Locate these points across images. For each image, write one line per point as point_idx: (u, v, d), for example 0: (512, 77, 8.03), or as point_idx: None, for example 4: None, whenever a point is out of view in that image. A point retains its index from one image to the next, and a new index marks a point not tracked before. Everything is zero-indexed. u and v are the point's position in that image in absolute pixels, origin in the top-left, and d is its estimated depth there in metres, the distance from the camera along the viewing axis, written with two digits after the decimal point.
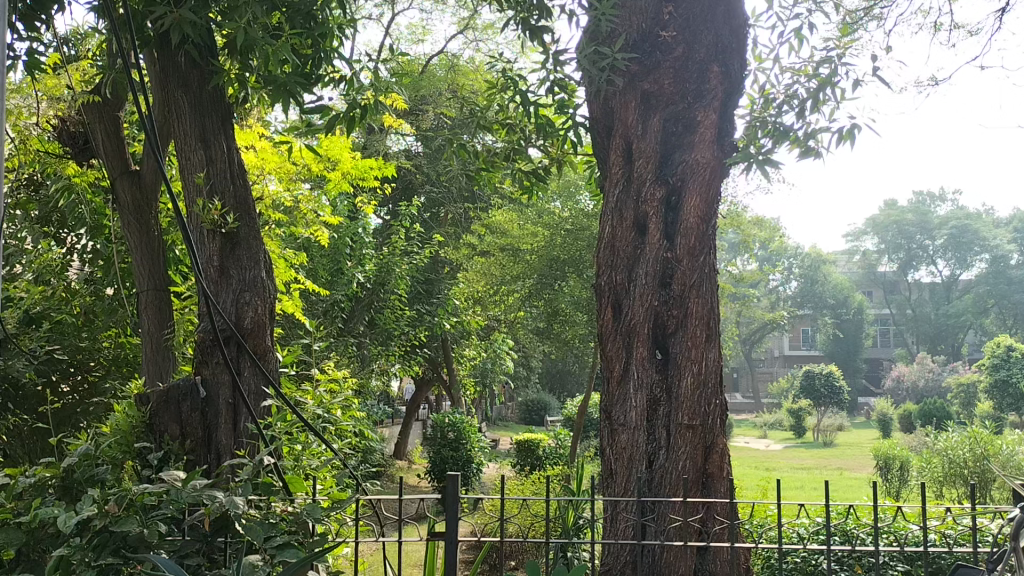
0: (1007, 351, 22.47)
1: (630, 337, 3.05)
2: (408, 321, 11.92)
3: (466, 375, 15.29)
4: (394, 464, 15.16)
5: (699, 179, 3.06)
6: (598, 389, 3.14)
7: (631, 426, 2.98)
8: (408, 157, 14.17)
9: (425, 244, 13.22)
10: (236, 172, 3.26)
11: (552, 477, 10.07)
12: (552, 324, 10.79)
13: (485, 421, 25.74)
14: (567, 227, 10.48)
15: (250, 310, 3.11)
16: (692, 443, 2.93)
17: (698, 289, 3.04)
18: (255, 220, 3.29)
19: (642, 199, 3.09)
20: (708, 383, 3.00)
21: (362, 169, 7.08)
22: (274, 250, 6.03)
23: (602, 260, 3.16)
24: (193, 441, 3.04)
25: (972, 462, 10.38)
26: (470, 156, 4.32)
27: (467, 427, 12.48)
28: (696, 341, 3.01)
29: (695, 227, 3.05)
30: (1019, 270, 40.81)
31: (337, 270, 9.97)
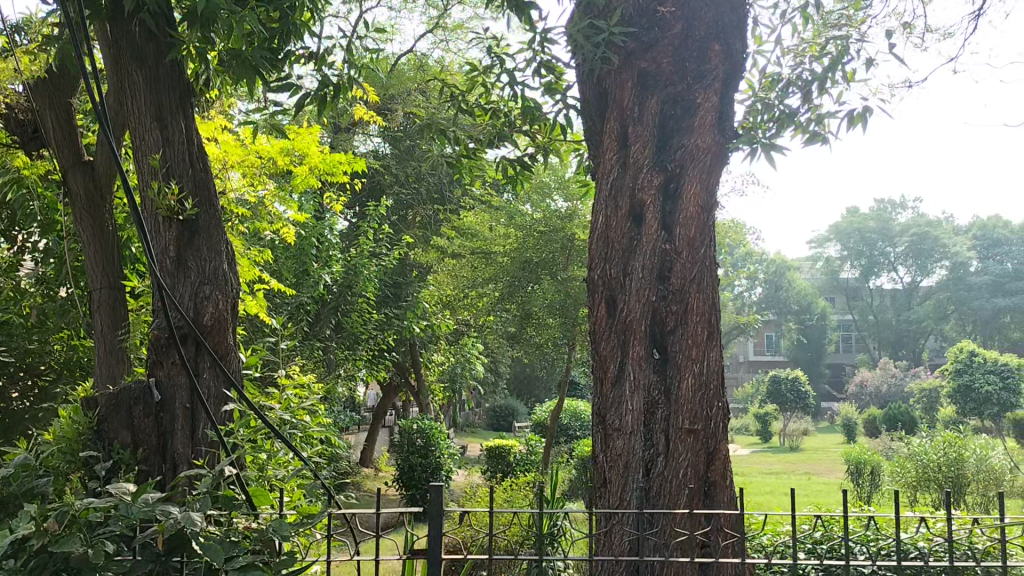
0: (970, 356, 22.71)
1: (625, 334, 2.83)
2: (376, 325, 11.63)
3: (434, 381, 15.01)
4: (361, 471, 14.85)
5: (700, 165, 2.85)
6: (590, 390, 2.92)
7: (627, 431, 2.75)
8: (377, 157, 13.91)
9: (394, 246, 12.94)
10: (195, 156, 2.98)
11: (524, 485, 9.85)
12: (524, 327, 10.58)
13: (453, 426, 25.49)
14: (539, 228, 10.28)
15: (210, 306, 2.83)
16: (693, 449, 2.71)
17: (698, 283, 2.82)
18: (217, 207, 3.01)
19: (639, 186, 2.86)
20: (709, 385, 2.78)
21: (331, 163, 6.80)
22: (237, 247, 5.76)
23: (595, 252, 2.94)
24: (147, 450, 2.77)
25: (945, 467, 10.35)
26: (451, 143, 4.09)
27: (437, 434, 12.22)
28: (696, 338, 2.78)
29: (695, 216, 2.83)
30: (978, 277, 41.43)
31: (303, 271, 9.70)
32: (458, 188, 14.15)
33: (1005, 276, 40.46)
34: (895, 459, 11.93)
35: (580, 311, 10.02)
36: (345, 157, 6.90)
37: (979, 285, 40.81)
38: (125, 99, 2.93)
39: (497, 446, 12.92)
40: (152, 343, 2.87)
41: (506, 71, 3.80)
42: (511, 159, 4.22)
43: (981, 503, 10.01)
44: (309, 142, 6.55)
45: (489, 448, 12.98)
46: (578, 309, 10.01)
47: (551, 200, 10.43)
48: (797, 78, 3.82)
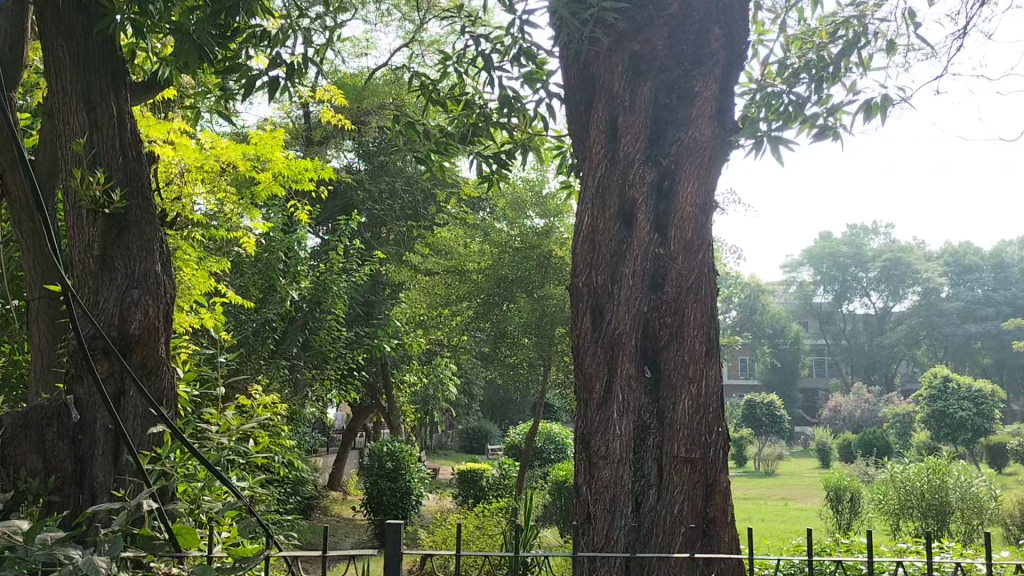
0: (944, 381, 22.70)
1: (613, 350, 2.50)
2: (345, 344, 11.20)
3: (405, 402, 14.59)
4: (329, 494, 14.37)
5: (697, 159, 2.54)
6: (573, 412, 2.58)
7: (614, 461, 2.42)
8: (349, 172, 13.57)
9: (366, 262, 12.57)
10: (127, 142, 2.60)
11: (497, 511, 9.44)
12: (499, 347, 10.21)
13: (426, 448, 25.04)
14: (515, 246, 9.98)
15: (139, 312, 2.46)
16: (690, 481, 2.39)
17: (696, 292, 2.50)
18: (151, 200, 2.64)
19: (629, 182, 2.54)
20: (708, 409, 2.46)
21: (297, 170, 6.38)
22: (191, 257, 5.37)
23: (579, 256, 2.61)
24: (60, 478, 2.38)
25: (930, 495, 10.05)
26: (421, 139, 3.79)
27: (407, 457, 11.81)
28: (694, 355, 2.46)
29: (692, 217, 2.52)
30: (950, 303, 41.67)
31: (269, 286, 9.38)
32: (433, 205, 13.83)
33: (976, 303, 40.82)
34: (877, 487, 11.64)
35: (556, 331, 9.63)
36: (313, 164, 6.49)
37: (950, 310, 41.03)
38: (50, 76, 2.57)
39: (470, 470, 12.51)
40: (70, 356, 2.50)
41: (483, 65, 3.51)
42: (486, 156, 3.92)
43: (965, 534, 9.71)
44: (273, 147, 6.14)
45: (461, 471, 12.58)
46: (554, 329, 9.65)
47: (527, 218, 10.10)
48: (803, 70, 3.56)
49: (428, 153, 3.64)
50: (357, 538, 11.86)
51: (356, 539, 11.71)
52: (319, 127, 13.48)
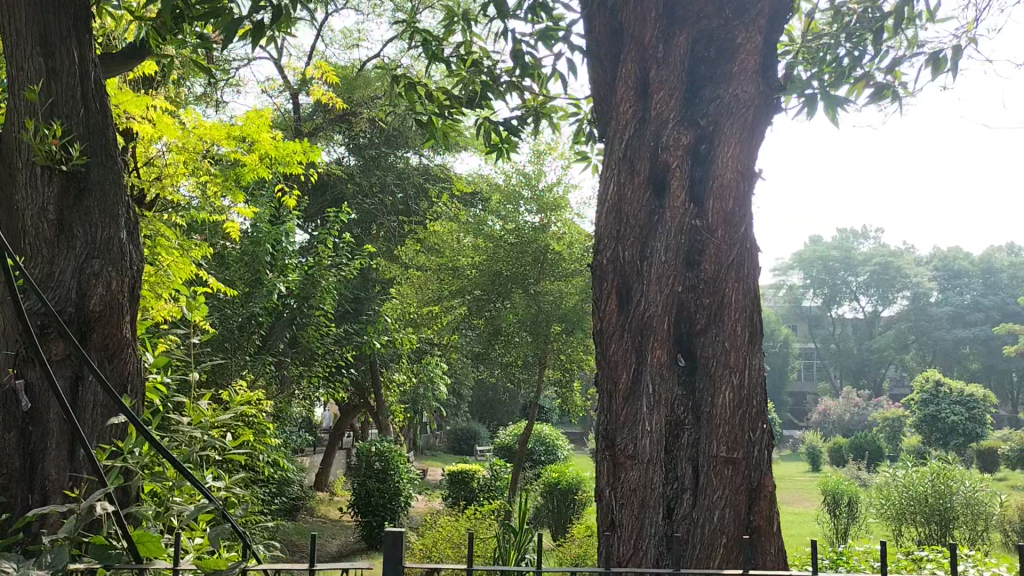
0: (936, 386, 22.50)
1: (643, 336, 2.22)
2: (334, 340, 10.85)
3: (394, 402, 14.28)
4: (315, 495, 14.08)
5: (739, 119, 2.25)
6: (597, 406, 2.31)
7: (644, 461, 2.14)
8: (339, 165, 13.30)
9: (356, 257, 12.26)
10: (89, 91, 2.26)
11: (488, 514, 9.14)
12: (492, 345, 9.86)
13: (414, 449, 24.78)
14: (510, 241, 9.65)
15: (101, 286, 2.15)
16: (731, 484, 2.08)
17: (736, 270, 2.21)
18: (117, 159, 2.33)
19: (663, 145, 2.27)
20: (751, 402, 2.16)
21: (285, 153, 6.01)
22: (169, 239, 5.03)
23: (605, 230, 2.33)
24: (5, 476, 2.05)
25: (933, 500, 9.74)
26: (423, 106, 3.53)
27: (396, 457, 11.52)
28: (736, 340, 2.17)
29: (732, 184, 2.24)
30: (939, 307, 41.59)
31: (255, 280, 9.07)
32: (425, 200, 13.52)
33: (964, 307, 40.78)
34: (876, 492, 11.35)
35: (552, 329, 9.28)
36: (302, 146, 6.13)
37: (940, 315, 40.94)
38: (3, 15, 2.20)
39: (460, 471, 12.22)
40: (21, 334, 2.17)
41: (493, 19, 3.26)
42: (493, 122, 3.65)
43: (970, 542, 9.40)
44: (259, 126, 5.76)
45: (451, 472, 12.28)
46: (550, 326, 9.30)
47: (522, 213, 9.78)
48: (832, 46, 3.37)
49: (429, 124, 3.36)
50: (344, 540, 11.57)
51: (343, 541, 11.44)
52: (308, 119, 13.17)
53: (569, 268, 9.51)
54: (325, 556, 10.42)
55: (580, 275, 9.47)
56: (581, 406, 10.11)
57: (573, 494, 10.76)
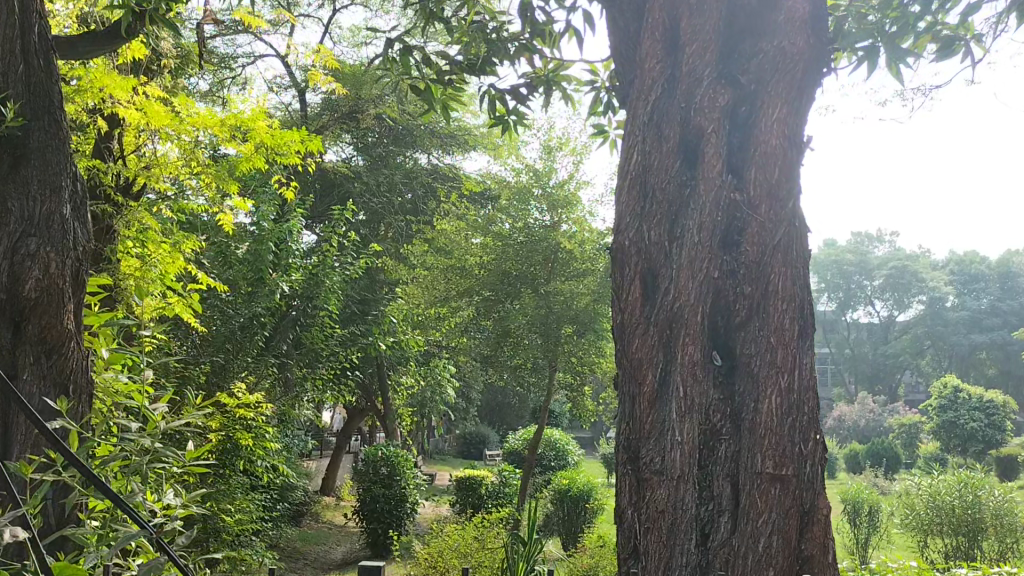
0: (954, 392, 22.00)
1: (673, 329, 1.95)
2: (339, 340, 10.55)
3: (402, 405, 13.97)
4: (320, 500, 13.77)
5: (787, 76, 2.01)
6: (616, 411, 2.04)
7: (672, 478, 1.85)
8: (347, 164, 13.05)
9: (361, 256, 11.97)
10: (31, 46, 1.94)
11: (496, 522, 8.78)
12: (500, 347, 9.49)
13: (422, 453, 24.53)
14: (520, 240, 9.32)
15: (36, 272, 1.83)
16: (779, 505, 1.81)
17: (783, 254, 1.95)
18: (64, 122, 2.02)
19: (695, 108, 2.03)
20: (801, 408, 1.89)
21: (283, 142, 5.62)
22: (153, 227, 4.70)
23: (628, 206, 2.08)
24: None
25: (961, 510, 9.29)
26: (423, 70, 3.25)
27: (402, 462, 11.20)
28: (783, 335, 1.91)
29: (778, 154, 2.00)
30: (955, 312, 40.99)
31: (257, 279, 8.78)
32: (433, 200, 13.23)
33: (981, 313, 40.23)
34: (899, 501, 10.91)
35: (563, 331, 8.89)
36: (300, 136, 5.77)
37: (956, 320, 40.35)
38: None
39: (468, 477, 11.88)
40: None
41: None
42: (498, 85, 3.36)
43: (1000, 555, 8.94)
44: (256, 115, 5.42)
45: (459, 478, 11.96)
46: (561, 327, 8.91)
47: (532, 212, 9.45)
48: (872, 9, 3.01)
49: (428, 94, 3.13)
50: (349, 546, 11.25)
51: (348, 548, 11.15)
52: (315, 118, 12.92)
53: (582, 266, 9.16)
54: (327, 563, 10.10)
55: (592, 275, 9.12)
56: (593, 411, 9.72)
57: (583, 502, 10.41)
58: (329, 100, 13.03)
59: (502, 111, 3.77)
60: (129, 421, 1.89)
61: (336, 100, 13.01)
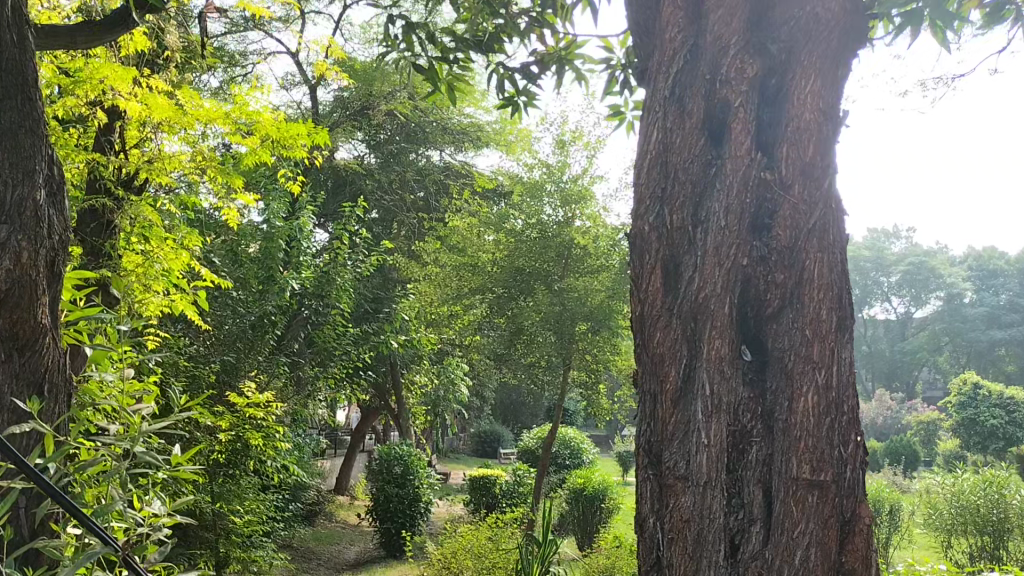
0: (974, 388, 21.66)
1: (698, 321, 1.93)
2: (351, 339, 10.45)
3: (415, 403, 13.89)
4: (333, 499, 13.70)
5: (820, 42, 2.03)
6: (639, 409, 2.01)
7: (699, 484, 1.82)
8: (359, 163, 12.98)
9: (373, 253, 11.88)
10: (3, 18, 1.79)
11: (510, 522, 8.63)
12: (513, 345, 9.34)
13: (437, 452, 24.46)
14: (532, 236, 9.16)
15: (8, 260, 1.69)
16: (818, 513, 1.77)
17: (818, 243, 1.94)
18: (39, 103, 1.88)
19: (722, 80, 2.04)
20: (842, 409, 1.85)
21: (289, 136, 5.48)
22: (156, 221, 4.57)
23: (649, 189, 2.07)
24: None
25: (985, 511, 9.00)
26: (431, 54, 3.15)
27: (415, 462, 11.07)
28: (819, 328, 1.89)
29: (811, 127, 2.00)
30: (973, 308, 40.52)
31: (268, 277, 8.72)
32: (445, 197, 13.10)
33: (1000, 308, 39.74)
34: (922, 501, 10.65)
35: (577, 328, 8.71)
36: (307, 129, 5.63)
37: (974, 316, 39.89)
38: None
39: (482, 476, 11.75)
40: None
41: None
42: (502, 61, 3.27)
43: None
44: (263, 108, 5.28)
45: (472, 477, 11.83)
46: (575, 325, 8.72)
47: (545, 208, 9.27)
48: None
49: (432, 72, 3.03)
50: (363, 546, 11.15)
51: (361, 548, 11.05)
52: (326, 117, 12.84)
53: (595, 263, 9.02)
54: (341, 563, 10.00)
55: (606, 271, 8.95)
56: (608, 409, 9.56)
57: (599, 501, 10.24)
58: (341, 98, 12.95)
59: (511, 92, 3.69)
60: (107, 426, 1.84)
61: (348, 97, 12.91)
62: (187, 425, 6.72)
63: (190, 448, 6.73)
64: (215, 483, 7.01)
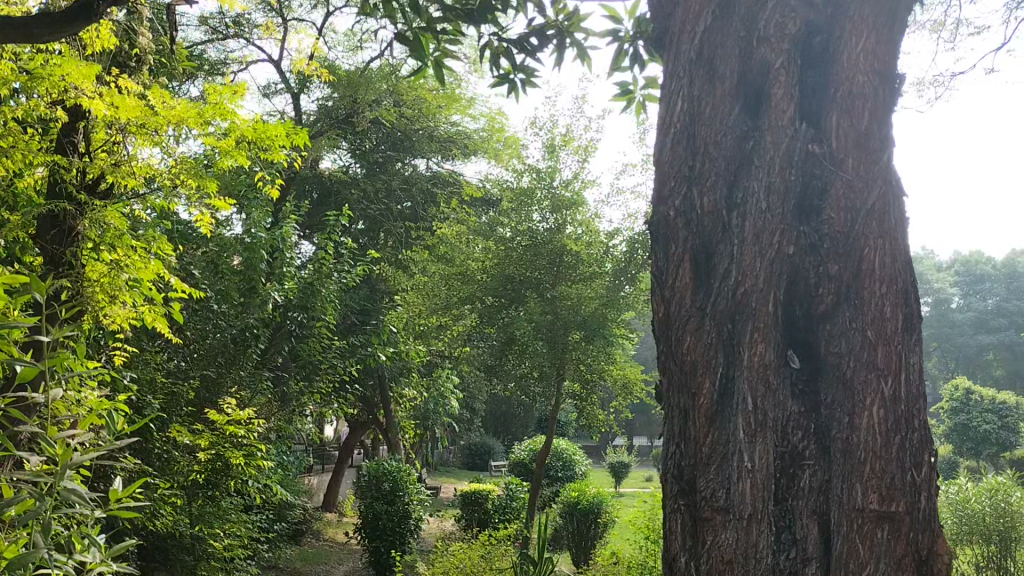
0: (966, 394, 21.46)
1: (737, 319, 2.18)
2: (338, 352, 10.16)
3: (405, 417, 13.59)
4: (321, 517, 13.36)
5: (865, 20, 2.31)
6: (670, 428, 2.25)
7: (741, 517, 2.02)
8: (345, 172, 12.69)
9: (359, 263, 11.59)
10: None
11: (504, 539, 8.30)
12: (504, 355, 9.06)
13: (426, 466, 24.01)
14: (522, 243, 8.92)
15: None
16: (892, 539, 1.95)
17: (882, 236, 2.17)
18: None
19: (766, 63, 2.34)
20: (911, 430, 2.03)
21: (265, 136, 5.24)
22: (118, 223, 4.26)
23: (675, 168, 2.37)
24: None
25: (993, 519, 8.59)
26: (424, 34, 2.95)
27: (404, 477, 10.77)
28: (881, 329, 2.10)
29: (863, 119, 2.26)
30: (961, 313, 40.46)
31: (250, 289, 8.42)
32: (433, 206, 12.81)
33: (988, 313, 39.68)
34: None
35: (570, 337, 8.41)
36: (286, 129, 5.39)
37: (962, 321, 39.90)
38: None
39: (474, 491, 11.45)
40: None
41: None
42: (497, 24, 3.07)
43: None
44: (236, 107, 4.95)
45: (464, 492, 11.52)
46: (568, 334, 8.43)
47: (535, 217, 9.04)
48: None
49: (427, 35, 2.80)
50: (352, 566, 10.81)
51: (350, 567, 10.71)
52: (310, 126, 12.57)
53: (588, 269, 8.75)
54: None
55: (599, 278, 8.69)
56: (603, 421, 9.28)
57: (594, 515, 9.93)
58: (324, 105, 12.51)
59: (506, 69, 3.64)
60: (25, 457, 1.67)
61: (332, 105, 12.42)
62: (164, 444, 6.49)
63: (166, 468, 6.51)
64: (193, 505, 6.66)
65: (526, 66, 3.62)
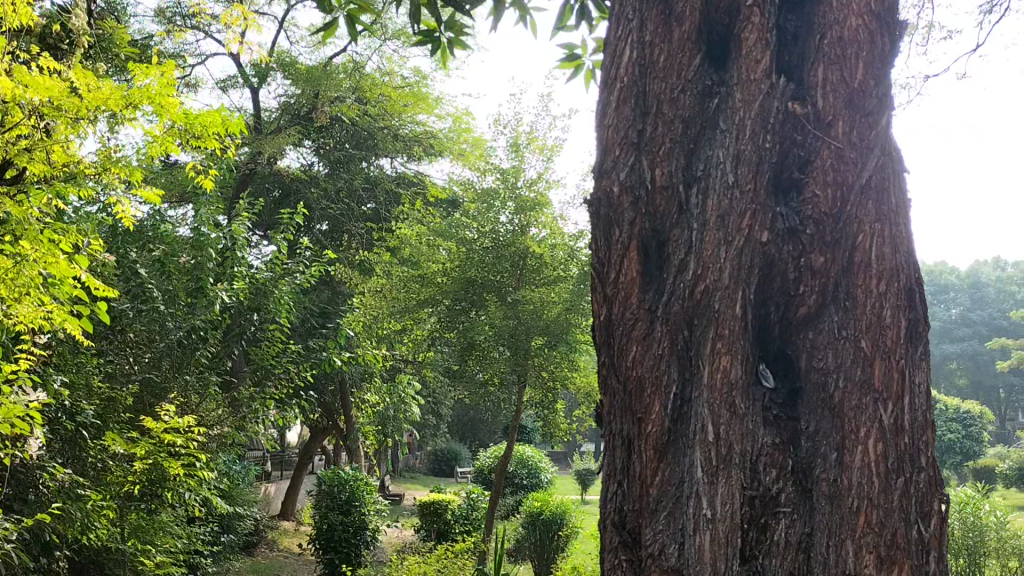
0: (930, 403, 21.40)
1: (692, 323, 2.19)
2: (293, 358, 9.77)
3: (365, 423, 13.20)
4: (277, 526, 12.92)
5: None
6: (619, 453, 2.24)
7: None
8: (305, 170, 12.30)
9: (316, 263, 11.19)
10: None
11: (460, 553, 7.94)
12: (465, 362, 8.70)
13: (389, 472, 23.53)
14: (484, 245, 8.55)
15: None
16: None
17: (876, 223, 2.21)
18: None
19: (745, 17, 2.39)
20: (922, 481, 2.03)
21: (203, 125, 4.88)
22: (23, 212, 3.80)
23: (614, 139, 2.41)
24: None
25: (962, 534, 8.34)
26: None
27: (361, 487, 10.39)
28: (880, 338, 2.12)
29: (839, 97, 2.31)
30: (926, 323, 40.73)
31: (197, 289, 7.91)
32: (396, 206, 12.46)
33: (952, 322, 40.00)
34: None
35: (532, 343, 8.10)
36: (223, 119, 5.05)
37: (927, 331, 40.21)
38: None
39: (433, 501, 11.06)
40: None
41: None
42: None
43: None
44: (167, 89, 4.50)
45: (423, 502, 11.13)
46: (530, 340, 8.10)
47: (500, 218, 8.65)
48: None
49: None
50: None
51: None
52: (270, 123, 12.16)
53: (552, 273, 8.48)
54: None
55: (563, 282, 8.42)
56: (566, 429, 8.99)
57: (557, 525, 9.61)
58: (285, 102, 12.10)
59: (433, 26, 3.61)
60: None
61: (294, 101, 12.01)
62: (98, 451, 6.04)
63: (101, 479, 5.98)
64: (127, 520, 6.17)
65: (453, 22, 3.60)
